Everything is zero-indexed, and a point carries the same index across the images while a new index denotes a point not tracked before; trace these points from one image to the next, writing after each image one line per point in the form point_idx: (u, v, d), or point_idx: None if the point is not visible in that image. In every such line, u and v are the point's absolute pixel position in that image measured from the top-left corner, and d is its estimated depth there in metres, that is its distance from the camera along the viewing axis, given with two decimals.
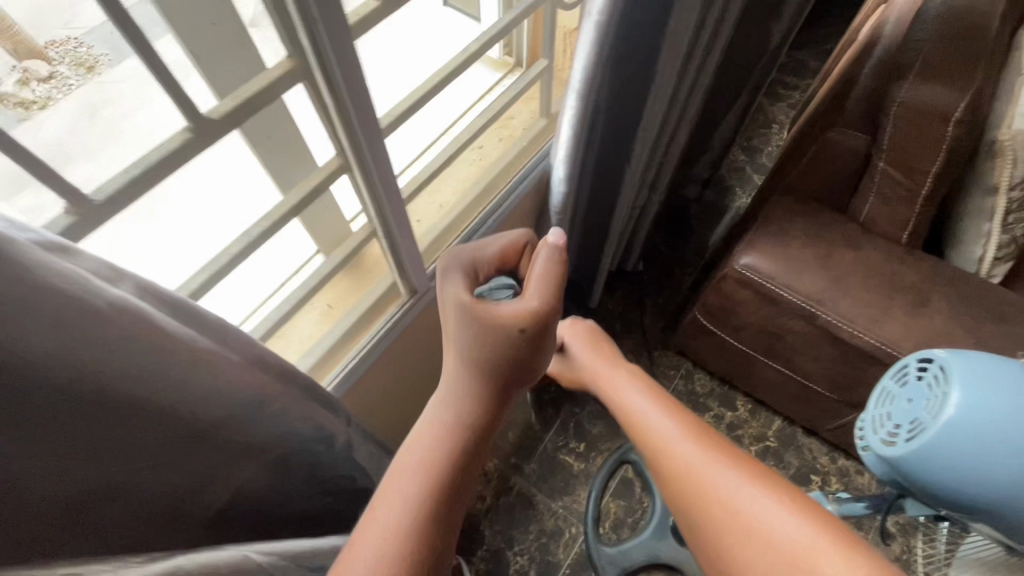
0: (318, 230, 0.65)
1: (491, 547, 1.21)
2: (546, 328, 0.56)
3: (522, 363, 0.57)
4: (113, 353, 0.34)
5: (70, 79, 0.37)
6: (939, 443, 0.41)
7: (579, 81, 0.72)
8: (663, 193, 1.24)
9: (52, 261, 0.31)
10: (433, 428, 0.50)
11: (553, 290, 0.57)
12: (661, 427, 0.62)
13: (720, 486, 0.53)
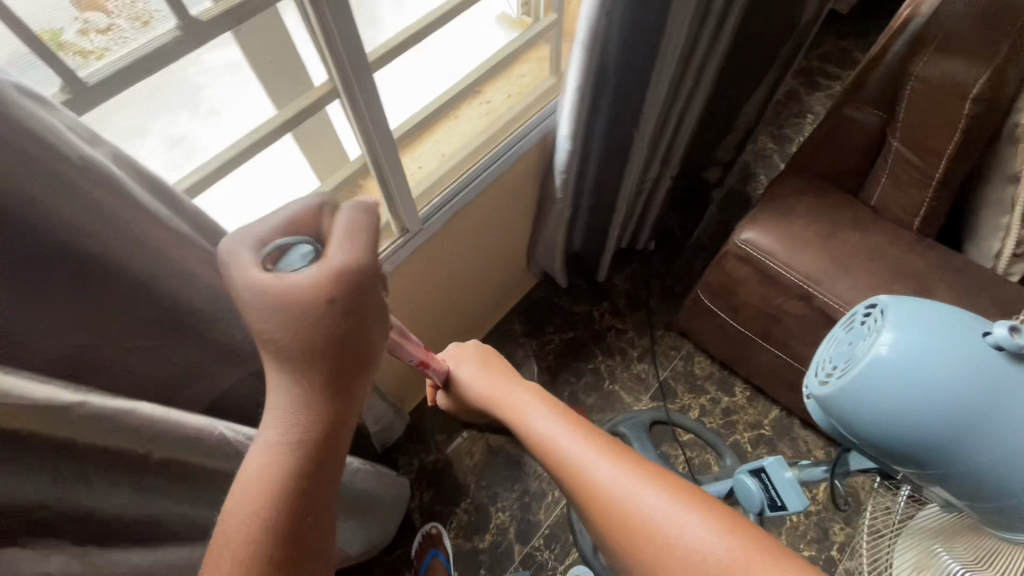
0: (315, 155, 0.68)
1: (475, 501, 1.24)
2: (362, 303, 0.43)
3: (351, 352, 0.44)
4: (78, 209, 0.37)
5: (125, 33, 0.43)
6: (864, 382, 0.40)
7: (583, 31, 0.71)
8: (676, 169, 1.22)
9: (32, 109, 0.33)
10: (254, 468, 0.42)
11: (364, 245, 0.43)
12: (571, 446, 0.53)
13: (641, 503, 0.46)
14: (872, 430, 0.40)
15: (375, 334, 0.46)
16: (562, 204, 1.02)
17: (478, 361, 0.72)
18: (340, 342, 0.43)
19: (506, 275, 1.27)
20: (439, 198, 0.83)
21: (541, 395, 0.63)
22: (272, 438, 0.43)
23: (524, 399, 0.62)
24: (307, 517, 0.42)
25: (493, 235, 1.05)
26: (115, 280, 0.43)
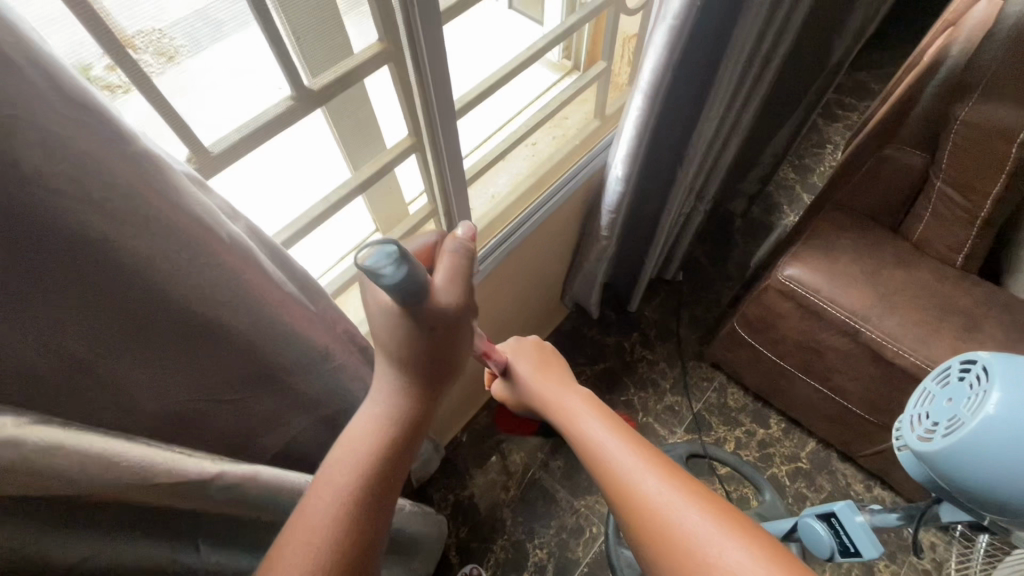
0: (379, 208, 0.68)
1: (511, 537, 1.22)
2: (462, 327, 0.51)
3: (441, 363, 0.52)
4: (219, 284, 0.40)
5: (151, 67, 0.38)
6: (971, 443, 0.39)
7: (647, 80, 0.75)
8: (709, 203, 1.24)
9: (192, 192, 0.36)
10: (348, 450, 0.49)
11: (461, 286, 0.49)
12: (622, 459, 0.55)
13: (681, 518, 0.50)
14: (972, 491, 0.40)
15: (465, 348, 0.54)
16: (608, 240, 1.05)
17: (536, 359, 0.71)
18: (437, 355, 0.51)
19: (542, 309, 1.28)
20: (495, 240, 0.84)
21: (593, 399, 0.64)
22: (366, 427, 0.50)
23: (577, 404, 0.63)
24: (383, 503, 0.48)
25: (535, 270, 1.06)
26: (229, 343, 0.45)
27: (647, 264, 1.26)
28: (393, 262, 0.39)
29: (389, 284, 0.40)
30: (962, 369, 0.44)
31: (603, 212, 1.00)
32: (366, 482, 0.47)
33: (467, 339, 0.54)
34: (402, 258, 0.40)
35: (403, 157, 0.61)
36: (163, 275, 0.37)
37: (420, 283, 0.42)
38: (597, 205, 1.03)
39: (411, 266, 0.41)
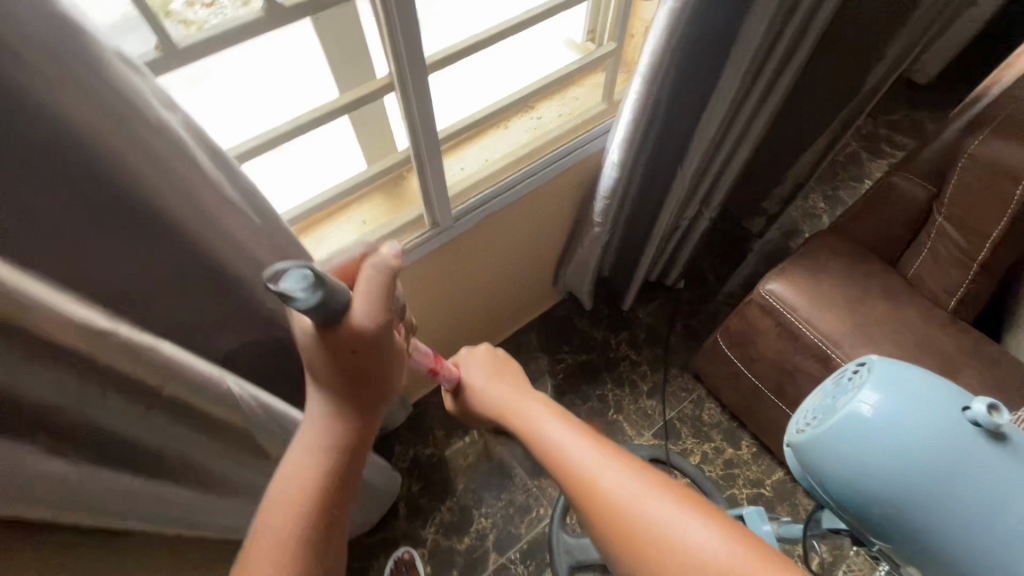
0: (367, 141, 0.75)
1: (460, 501, 1.25)
2: (387, 347, 0.48)
3: (373, 382, 0.51)
4: (143, 165, 0.42)
5: (222, 8, 0.51)
6: (840, 431, 0.40)
7: (645, 65, 0.74)
8: (716, 211, 1.23)
9: (119, 68, 0.37)
10: (286, 484, 0.50)
11: (382, 303, 0.46)
12: (574, 450, 0.54)
13: (647, 510, 0.47)
14: (843, 492, 0.41)
15: (394, 364, 0.52)
16: (600, 228, 1.06)
17: (490, 368, 0.73)
18: (367, 375, 0.50)
19: (530, 288, 1.30)
20: (476, 199, 0.86)
21: (548, 402, 0.64)
22: (305, 450, 0.51)
23: (529, 404, 0.63)
24: (333, 525, 0.51)
25: (523, 245, 1.08)
26: (158, 223, 0.48)
27: (643, 261, 1.26)
28: (304, 285, 0.40)
29: (303, 308, 0.40)
30: (853, 369, 0.45)
31: (596, 199, 1.01)
32: (313, 506, 0.49)
33: (394, 356, 0.51)
34: (315, 280, 0.40)
35: (379, 95, 0.64)
36: (82, 141, 0.39)
37: (340, 306, 0.43)
38: (593, 189, 1.03)
39: (326, 290, 0.41)
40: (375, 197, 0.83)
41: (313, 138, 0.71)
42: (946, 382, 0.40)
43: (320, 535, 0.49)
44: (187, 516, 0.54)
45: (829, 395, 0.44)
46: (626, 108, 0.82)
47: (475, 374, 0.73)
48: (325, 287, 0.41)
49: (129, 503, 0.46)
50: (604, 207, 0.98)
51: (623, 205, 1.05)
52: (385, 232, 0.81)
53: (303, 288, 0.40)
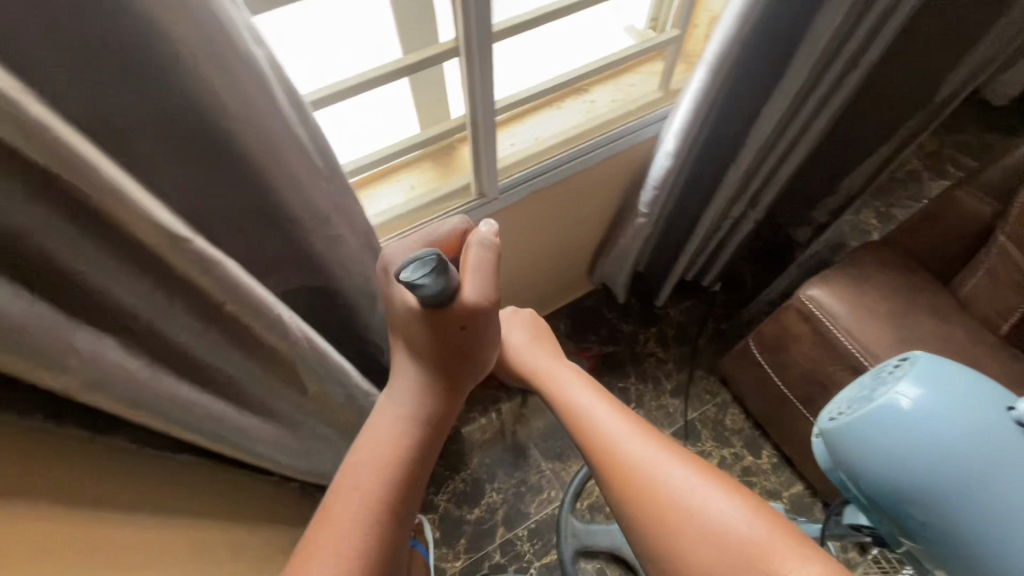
0: (423, 105, 0.77)
1: (474, 474, 1.28)
2: (486, 325, 0.54)
3: (466, 359, 0.56)
4: (229, 95, 0.45)
5: None
6: (878, 419, 0.40)
7: (712, 53, 0.73)
8: (762, 214, 1.20)
9: (220, 2, 0.39)
10: (370, 443, 0.52)
11: (487, 284, 0.52)
12: (603, 419, 0.56)
13: (669, 477, 0.49)
14: (874, 487, 0.41)
15: (487, 344, 0.57)
16: (644, 220, 1.05)
17: (530, 333, 0.75)
18: (463, 350, 0.54)
19: (565, 273, 1.30)
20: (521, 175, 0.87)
21: (581, 373, 0.66)
22: (391, 426, 0.53)
23: (564, 373, 0.66)
24: (413, 490, 0.52)
25: (563, 227, 1.09)
26: (230, 154, 0.51)
27: (682, 257, 1.24)
28: (431, 272, 0.45)
29: (429, 293, 0.46)
30: (893, 363, 0.44)
31: (645, 188, 1.00)
32: (395, 466, 0.51)
33: (488, 334, 0.56)
34: (440, 269, 0.46)
35: (442, 58, 0.66)
36: (178, 64, 0.42)
37: (458, 290, 0.49)
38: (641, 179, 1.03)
39: (448, 277, 0.47)
40: (425, 163, 0.86)
41: (371, 97, 0.75)
42: (988, 380, 0.40)
43: (402, 497, 0.50)
44: (223, 434, 0.58)
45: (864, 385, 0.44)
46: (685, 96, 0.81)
47: (512, 331, 0.76)
48: (451, 271, 0.47)
49: (175, 409, 0.50)
50: (653, 196, 0.97)
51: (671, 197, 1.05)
52: (433, 198, 0.84)
53: (433, 272, 0.45)
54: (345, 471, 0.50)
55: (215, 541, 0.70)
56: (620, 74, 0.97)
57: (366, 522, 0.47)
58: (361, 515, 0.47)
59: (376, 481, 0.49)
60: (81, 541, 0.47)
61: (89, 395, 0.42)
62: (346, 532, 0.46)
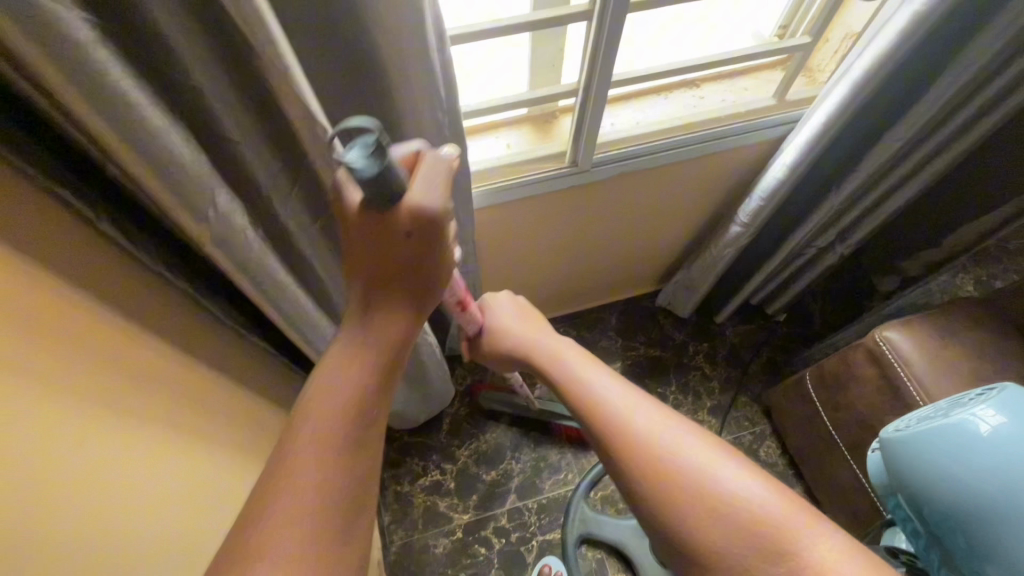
0: (537, 65, 0.79)
1: (497, 438, 1.31)
2: (438, 243, 0.45)
3: (409, 283, 0.46)
4: (387, 17, 0.48)
5: None
6: (958, 442, 0.39)
7: (862, 70, 0.71)
8: (851, 249, 1.15)
9: None
10: (322, 385, 0.43)
11: (439, 193, 0.42)
12: (614, 399, 0.53)
13: (681, 454, 0.47)
14: (928, 505, 0.40)
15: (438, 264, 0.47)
16: (741, 229, 1.04)
17: (518, 312, 0.74)
18: (409, 265, 0.45)
19: (630, 267, 1.30)
20: (619, 152, 0.88)
21: (580, 350, 0.64)
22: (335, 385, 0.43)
23: (565, 350, 0.64)
24: (377, 423, 0.44)
25: (641, 218, 1.08)
26: (369, 70, 0.55)
27: (758, 277, 1.21)
28: (368, 152, 0.35)
29: (366, 179, 0.36)
30: (983, 393, 0.43)
31: (751, 197, 1.00)
32: (355, 410, 0.42)
33: (440, 260, 0.47)
34: (379, 149, 0.35)
35: (573, 19, 0.68)
36: None
37: (397, 190, 0.38)
38: (751, 187, 1.02)
39: (389, 162, 0.36)
40: (525, 125, 0.90)
41: (492, 46, 0.78)
42: None
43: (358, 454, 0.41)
44: (303, 324, 0.64)
45: (947, 407, 0.43)
46: (820, 111, 0.79)
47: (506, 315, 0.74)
48: (392, 160, 0.37)
49: (273, 286, 0.56)
50: (762, 205, 0.97)
51: (772, 213, 1.03)
52: (526, 156, 0.87)
53: (373, 150, 0.35)
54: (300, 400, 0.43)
55: (265, 423, 0.76)
56: (734, 76, 0.96)
57: (330, 445, 0.40)
58: (327, 441, 0.40)
59: (337, 405, 0.42)
60: (174, 380, 0.54)
61: (215, 250, 0.47)
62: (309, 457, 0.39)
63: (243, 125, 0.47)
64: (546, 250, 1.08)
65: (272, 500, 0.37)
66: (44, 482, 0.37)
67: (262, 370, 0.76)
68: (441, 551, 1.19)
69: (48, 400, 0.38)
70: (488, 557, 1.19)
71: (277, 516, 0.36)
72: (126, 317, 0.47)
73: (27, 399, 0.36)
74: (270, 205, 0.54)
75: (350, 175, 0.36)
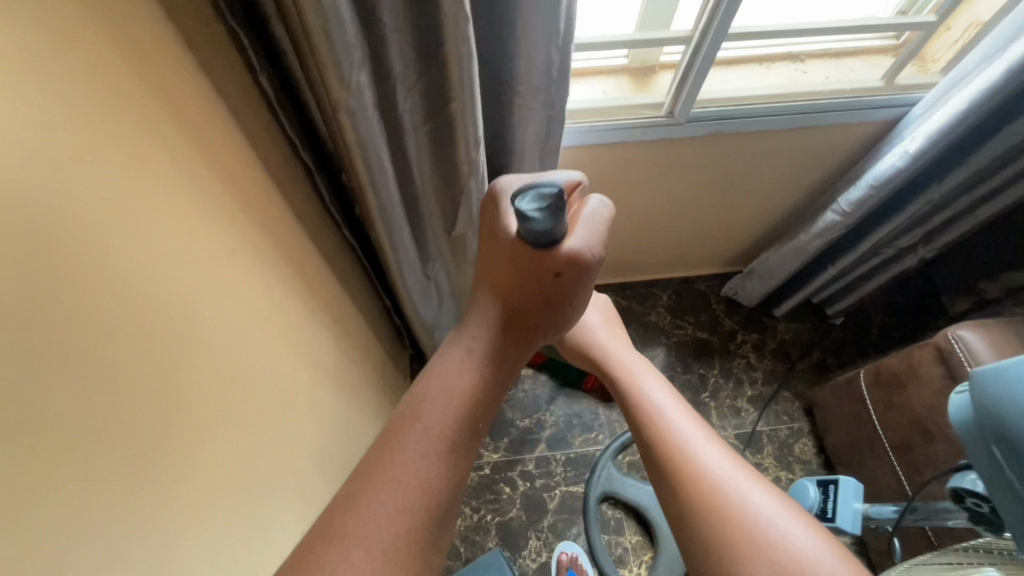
0: (651, 9, 0.79)
1: (536, 390, 1.34)
2: (584, 288, 0.45)
3: (543, 319, 0.46)
4: None
5: None
6: None
7: (1019, 54, 0.72)
8: (931, 254, 1.13)
9: None
10: (433, 381, 0.41)
11: (595, 244, 0.44)
12: (700, 447, 0.47)
13: (773, 524, 0.41)
14: None
15: (581, 306, 0.48)
16: (839, 216, 1.04)
17: (604, 317, 0.68)
18: (547, 300, 0.45)
19: (694, 242, 1.30)
20: (714, 110, 0.89)
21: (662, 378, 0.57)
22: (450, 384, 0.41)
23: (648, 373, 0.58)
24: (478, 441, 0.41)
25: (717, 188, 1.09)
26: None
27: (829, 270, 1.21)
28: (541, 206, 0.39)
29: (538, 230, 0.40)
30: None
31: (855, 187, 1.00)
32: (462, 415, 0.39)
33: (580, 304, 0.47)
34: (553, 203, 0.39)
35: None
36: None
37: (561, 234, 0.42)
38: (858, 175, 1.01)
39: (559, 215, 0.40)
40: (624, 75, 0.92)
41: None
42: None
43: (459, 464, 0.38)
44: (389, 211, 0.70)
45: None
46: (962, 96, 0.80)
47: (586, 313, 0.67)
48: (559, 223, 0.41)
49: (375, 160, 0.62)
50: (867, 195, 0.97)
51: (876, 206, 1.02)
52: (622, 102, 0.88)
53: (547, 206, 0.39)
54: (410, 399, 0.40)
55: (342, 312, 0.82)
56: (843, 55, 0.95)
57: (431, 460, 0.36)
58: (424, 454, 0.36)
59: (448, 415, 0.39)
60: (281, 237, 0.59)
61: (345, 115, 0.55)
62: (409, 468, 0.35)
63: (395, 8, 0.51)
64: (620, 206, 1.10)
65: (368, 486, 0.34)
66: (185, 262, 0.42)
67: (339, 264, 0.81)
68: (467, 482, 1.24)
69: (189, 190, 0.42)
70: (512, 496, 1.23)
71: (376, 498, 0.34)
72: (245, 151, 0.53)
73: (165, 177, 0.40)
74: (394, 90, 0.59)
75: (524, 231, 0.42)
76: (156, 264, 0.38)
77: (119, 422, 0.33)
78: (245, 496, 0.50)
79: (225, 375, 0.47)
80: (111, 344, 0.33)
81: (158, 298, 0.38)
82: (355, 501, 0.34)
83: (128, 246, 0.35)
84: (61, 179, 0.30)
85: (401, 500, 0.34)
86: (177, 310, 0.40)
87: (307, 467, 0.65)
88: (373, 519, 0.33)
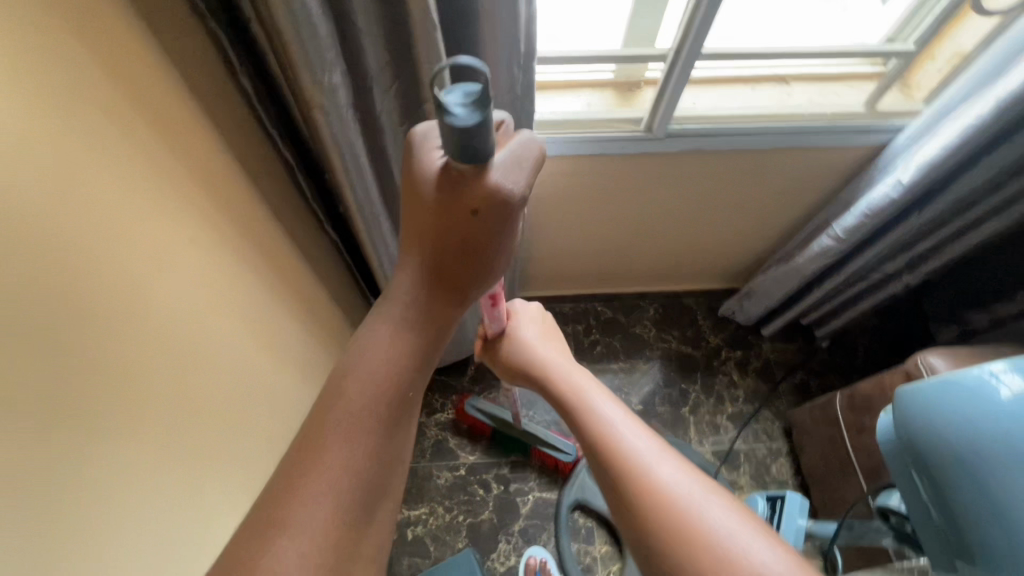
0: (634, 26, 0.82)
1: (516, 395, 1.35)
2: (507, 235, 0.41)
3: (472, 273, 0.43)
4: None
5: None
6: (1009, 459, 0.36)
7: (1009, 90, 0.72)
8: (916, 280, 1.13)
9: None
10: (360, 361, 0.40)
11: (519, 177, 0.39)
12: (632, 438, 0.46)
13: (704, 510, 0.40)
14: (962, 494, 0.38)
15: (508, 258, 0.44)
16: (833, 242, 1.04)
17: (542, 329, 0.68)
18: (470, 251, 0.42)
19: (680, 257, 1.31)
20: (694, 127, 0.90)
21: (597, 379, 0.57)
22: (377, 365, 0.40)
23: (584, 374, 0.57)
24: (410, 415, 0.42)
25: (701, 204, 1.10)
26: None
27: (815, 291, 1.21)
28: (468, 98, 0.31)
29: (457, 126, 0.31)
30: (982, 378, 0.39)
31: (848, 214, 1.00)
32: (389, 393, 0.40)
33: (508, 245, 0.42)
34: (482, 99, 0.31)
35: None
36: None
37: (483, 144, 0.34)
38: (850, 201, 1.02)
39: (487, 115, 0.32)
40: (610, 89, 0.94)
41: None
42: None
43: (389, 441, 0.39)
44: (366, 208, 0.72)
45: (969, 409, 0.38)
46: (955, 128, 0.80)
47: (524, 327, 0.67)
48: (484, 128, 0.32)
49: (352, 159, 0.64)
50: (862, 223, 0.97)
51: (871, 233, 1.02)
52: (604, 115, 0.91)
53: (475, 97, 0.31)
54: (336, 382, 0.40)
55: (318, 305, 0.84)
56: (828, 80, 0.97)
57: (362, 436, 0.38)
58: (352, 437, 0.38)
59: (375, 395, 0.39)
60: (253, 226, 0.62)
61: (319, 114, 0.57)
62: (337, 449, 0.37)
63: (367, 13, 0.54)
64: (606, 216, 1.11)
65: (298, 471, 0.36)
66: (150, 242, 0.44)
67: (318, 257, 0.83)
68: (442, 483, 1.25)
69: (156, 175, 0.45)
70: (485, 498, 1.24)
71: (304, 485, 0.36)
72: (222, 142, 0.55)
73: (132, 160, 0.42)
74: (370, 90, 0.61)
75: (441, 126, 0.32)
76: (114, 241, 0.40)
77: (65, 384, 0.36)
78: (195, 465, 0.52)
79: (183, 351, 0.49)
80: (64, 313, 0.35)
81: (120, 274, 0.40)
82: (283, 492, 0.35)
83: (91, 222, 0.38)
84: (22, 153, 0.32)
85: (331, 481, 0.36)
86: (139, 287, 0.43)
87: (266, 453, 0.67)
88: (305, 504, 0.35)
